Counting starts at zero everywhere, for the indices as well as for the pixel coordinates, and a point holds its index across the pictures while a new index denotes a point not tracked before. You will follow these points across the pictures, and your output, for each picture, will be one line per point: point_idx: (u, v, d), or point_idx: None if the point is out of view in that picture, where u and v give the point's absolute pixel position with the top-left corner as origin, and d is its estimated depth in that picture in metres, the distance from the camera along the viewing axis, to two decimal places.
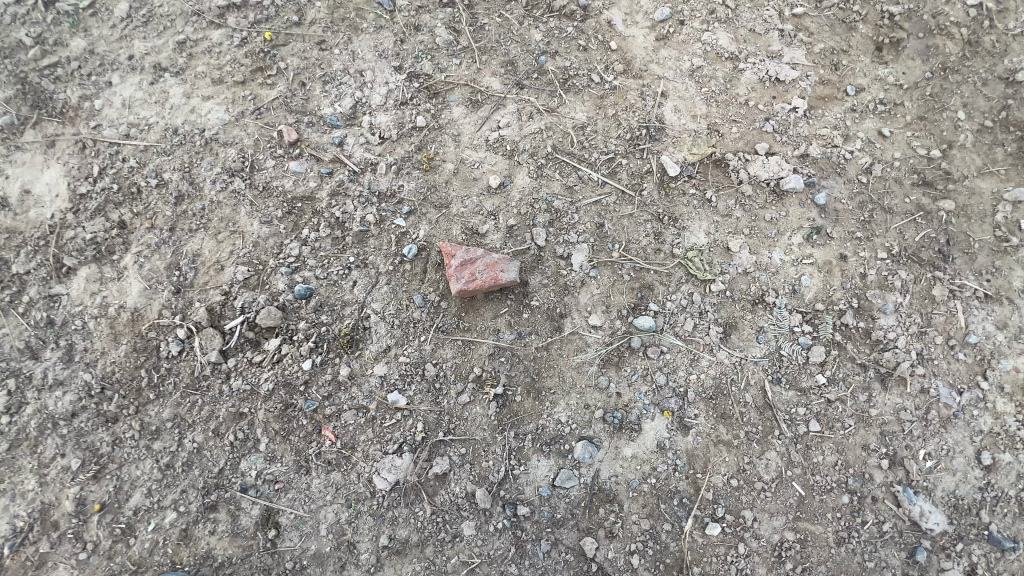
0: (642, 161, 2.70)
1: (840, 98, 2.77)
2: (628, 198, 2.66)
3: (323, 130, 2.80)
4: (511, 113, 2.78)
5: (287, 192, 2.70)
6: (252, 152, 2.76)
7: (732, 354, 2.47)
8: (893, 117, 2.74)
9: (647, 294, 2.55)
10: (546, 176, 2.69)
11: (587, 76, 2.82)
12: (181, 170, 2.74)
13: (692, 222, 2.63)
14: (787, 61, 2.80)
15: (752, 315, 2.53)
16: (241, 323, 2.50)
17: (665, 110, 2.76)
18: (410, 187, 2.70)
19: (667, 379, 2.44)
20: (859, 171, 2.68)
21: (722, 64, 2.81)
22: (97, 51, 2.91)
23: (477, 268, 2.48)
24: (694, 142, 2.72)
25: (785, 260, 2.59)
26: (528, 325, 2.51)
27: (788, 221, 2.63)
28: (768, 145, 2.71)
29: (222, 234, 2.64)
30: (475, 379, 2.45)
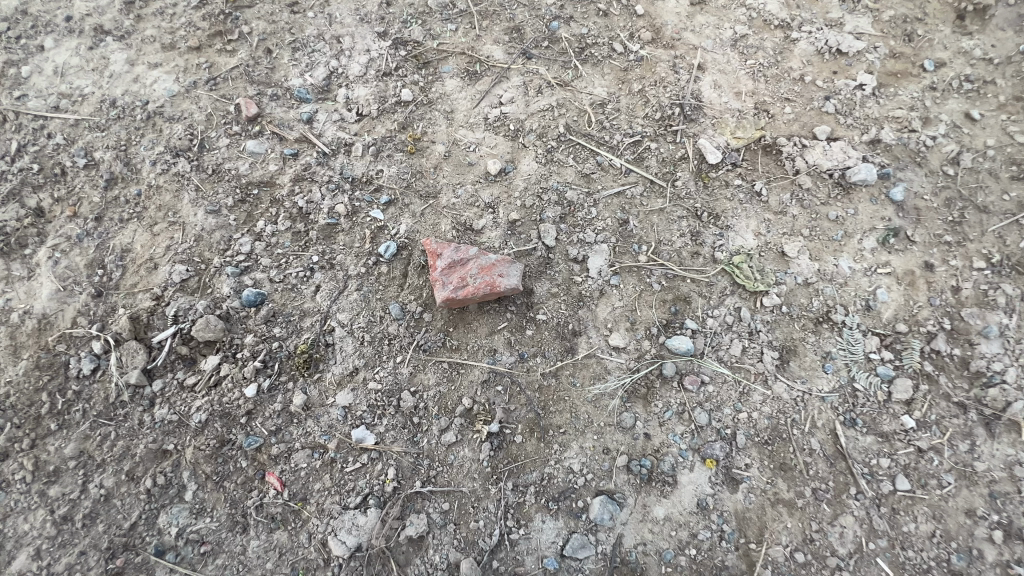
0: (675, 145, 2.21)
1: (916, 74, 2.28)
2: (658, 189, 2.16)
3: (290, 104, 2.33)
4: (516, 86, 2.31)
5: (241, 177, 2.22)
6: (203, 129, 2.29)
7: (792, 387, 1.94)
8: (984, 97, 2.23)
9: (683, 308, 2.03)
10: (557, 161, 2.19)
11: (608, 45, 2.35)
12: (116, 148, 2.26)
13: (737, 220, 2.13)
14: (850, 30, 2.32)
15: (815, 338, 2.01)
16: (173, 336, 1.99)
17: (702, 85, 2.28)
18: (391, 173, 2.22)
19: (710, 418, 1.90)
20: (944, 161, 2.17)
21: (771, 32, 2.34)
22: (30, 13, 2.48)
23: (469, 271, 1.98)
24: (738, 123, 2.23)
25: (855, 269, 2.07)
26: (532, 344, 1.99)
27: (857, 220, 2.12)
28: (831, 128, 2.21)
29: (159, 225, 2.15)
30: (465, 412, 1.92)
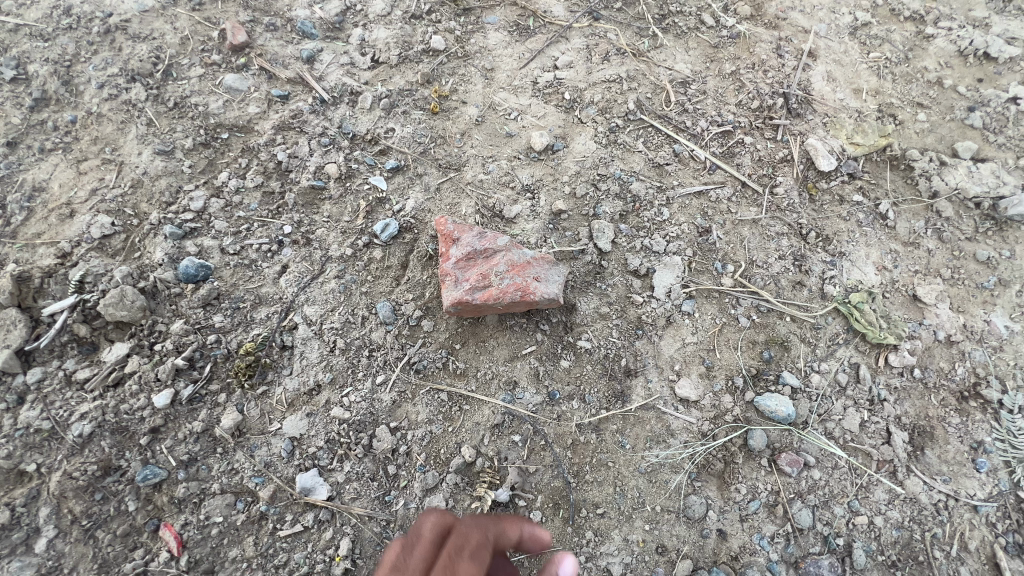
0: (775, 143, 1.70)
1: None
2: (750, 195, 1.64)
3: (289, 38, 1.85)
4: (577, 49, 1.82)
5: (209, 116, 1.71)
6: (174, 53, 1.80)
7: (931, 487, 1.36)
8: None
9: (779, 355, 1.47)
10: (622, 144, 1.68)
11: (695, 16, 1.88)
12: (58, 63, 1.76)
13: (854, 246, 1.59)
14: (999, 33, 1.86)
15: (960, 419, 1.43)
16: (71, 309, 1.42)
17: (813, 75, 1.79)
18: (404, 134, 1.70)
19: (814, 519, 1.32)
20: None
21: (900, 25, 1.88)
22: None
23: (495, 267, 1.42)
24: (858, 126, 1.73)
25: (1012, 330, 1.52)
26: (567, 381, 1.43)
27: (1014, 266, 1.58)
28: (976, 146, 1.71)
29: (90, 163, 1.63)
30: (463, 468, 1.34)
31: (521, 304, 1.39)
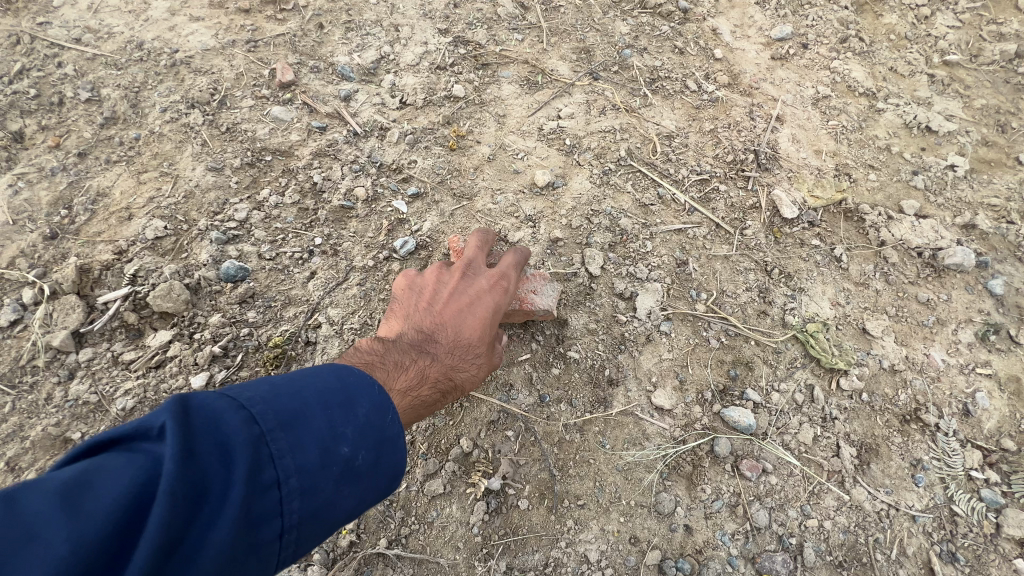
0: (746, 192, 1.96)
1: (1011, 166, 2.07)
2: (724, 234, 1.88)
3: (330, 79, 2.13)
4: (578, 103, 2.11)
5: (256, 140, 1.96)
6: (229, 86, 2.07)
7: (874, 497, 1.53)
8: None
9: (743, 374, 1.67)
10: (614, 185, 1.94)
11: (681, 81, 2.18)
12: (128, 89, 2.03)
13: (812, 284, 1.82)
14: (940, 111, 2.17)
15: (902, 439, 1.62)
16: (123, 299, 1.61)
17: (780, 136, 2.08)
18: (425, 166, 1.95)
19: (771, 519, 1.48)
20: None
21: (855, 99, 2.19)
22: None
23: None
24: (817, 182, 2.00)
25: (948, 363, 1.74)
26: (557, 386, 1.61)
27: (950, 308, 1.82)
28: (919, 205, 1.98)
29: (149, 174, 1.86)
30: (461, 457, 1.51)
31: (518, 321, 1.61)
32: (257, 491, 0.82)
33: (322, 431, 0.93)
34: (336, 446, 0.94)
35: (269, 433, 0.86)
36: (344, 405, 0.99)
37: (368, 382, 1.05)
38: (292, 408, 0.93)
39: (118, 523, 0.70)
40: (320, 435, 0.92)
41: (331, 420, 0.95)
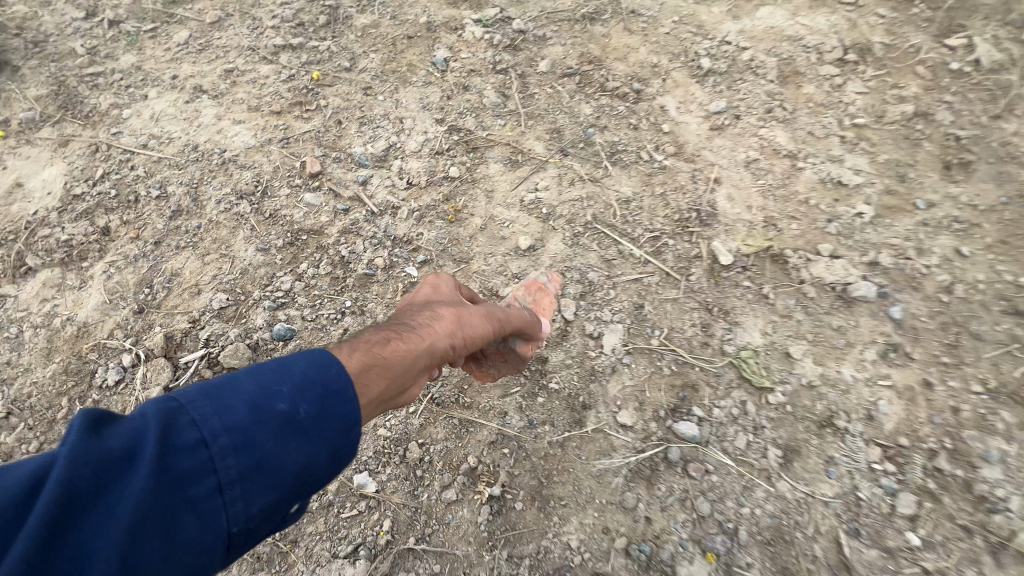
0: (690, 244, 2.42)
1: (909, 210, 2.53)
2: (673, 281, 2.34)
3: (349, 167, 2.62)
4: (552, 177, 2.59)
5: (294, 223, 2.44)
6: (269, 179, 2.56)
7: (795, 487, 1.95)
8: (970, 237, 2.47)
9: (691, 395, 2.10)
10: (583, 245, 2.40)
11: (636, 153, 2.66)
12: (188, 186, 2.53)
13: (745, 318, 2.27)
14: (850, 166, 2.64)
15: (818, 440, 2.04)
16: (200, 358, 2.07)
17: (718, 196, 2.54)
18: (430, 237, 2.42)
19: (713, 509, 1.90)
20: (938, 288, 2.34)
21: (780, 160, 2.66)
22: (143, 68, 2.92)
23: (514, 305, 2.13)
24: (748, 233, 2.46)
25: (856, 377, 2.16)
26: (542, 411, 2.05)
27: (858, 332, 2.25)
28: (832, 247, 2.43)
29: (211, 255, 2.34)
30: (468, 471, 1.94)
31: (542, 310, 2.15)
32: (177, 451, 1.04)
33: (253, 393, 1.15)
34: (266, 404, 1.15)
35: (201, 400, 1.10)
36: (277, 367, 1.20)
37: (302, 352, 1.25)
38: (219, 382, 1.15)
39: (31, 483, 0.95)
40: (248, 396, 1.14)
41: (258, 386, 1.17)
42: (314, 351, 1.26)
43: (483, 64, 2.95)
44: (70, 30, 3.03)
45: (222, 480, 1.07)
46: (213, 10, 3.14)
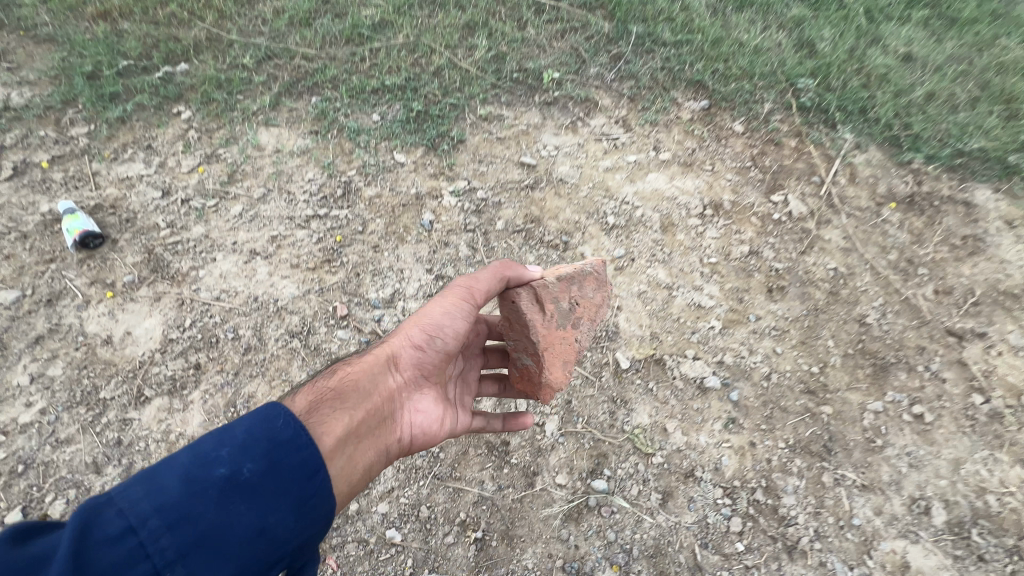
0: (601, 354, 3.65)
1: (745, 322, 3.84)
2: (590, 381, 3.55)
3: (367, 308, 3.76)
4: None
5: (332, 353, 3.54)
6: (311, 320, 3.66)
7: (668, 518, 3.12)
8: (783, 339, 3.79)
9: (603, 461, 3.28)
10: None
11: None
12: (254, 329, 3.61)
13: (638, 404, 3.47)
14: (707, 293, 3.95)
15: (684, 486, 3.22)
16: None
17: (619, 319, 3.81)
18: None
19: (617, 536, 3.09)
20: (761, 377, 3.62)
21: (661, 290, 3.95)
22: (209, 236, 4.03)
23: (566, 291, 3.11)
24: (640, 344, 3.70)
25: (708, 441, 3.36)
26: (506, 478, 3.24)
27: (710, 410, 3.47)
28: (694, 351, 3.68)
29: (276, 380, 3.42)
30: (461, 522, 3.15)
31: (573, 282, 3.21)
32: (108, 537, 1.71)
33: (183, 480, 1.88)
34: (190, 492, 1.86)
35: (131, 497, 1.80)
36: (209, 459, 1.94)
37: (218, 447, 1.99)
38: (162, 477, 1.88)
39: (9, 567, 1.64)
40: (183, 481, 1.87)
41: (180, 480, 1.87)
42: (227, 446, 2.00)
43: (457, 225, 4.20)
44: (152, 207, 4.14)
45: (153, 555, 1.74)
46: (258, 187, 4.31)
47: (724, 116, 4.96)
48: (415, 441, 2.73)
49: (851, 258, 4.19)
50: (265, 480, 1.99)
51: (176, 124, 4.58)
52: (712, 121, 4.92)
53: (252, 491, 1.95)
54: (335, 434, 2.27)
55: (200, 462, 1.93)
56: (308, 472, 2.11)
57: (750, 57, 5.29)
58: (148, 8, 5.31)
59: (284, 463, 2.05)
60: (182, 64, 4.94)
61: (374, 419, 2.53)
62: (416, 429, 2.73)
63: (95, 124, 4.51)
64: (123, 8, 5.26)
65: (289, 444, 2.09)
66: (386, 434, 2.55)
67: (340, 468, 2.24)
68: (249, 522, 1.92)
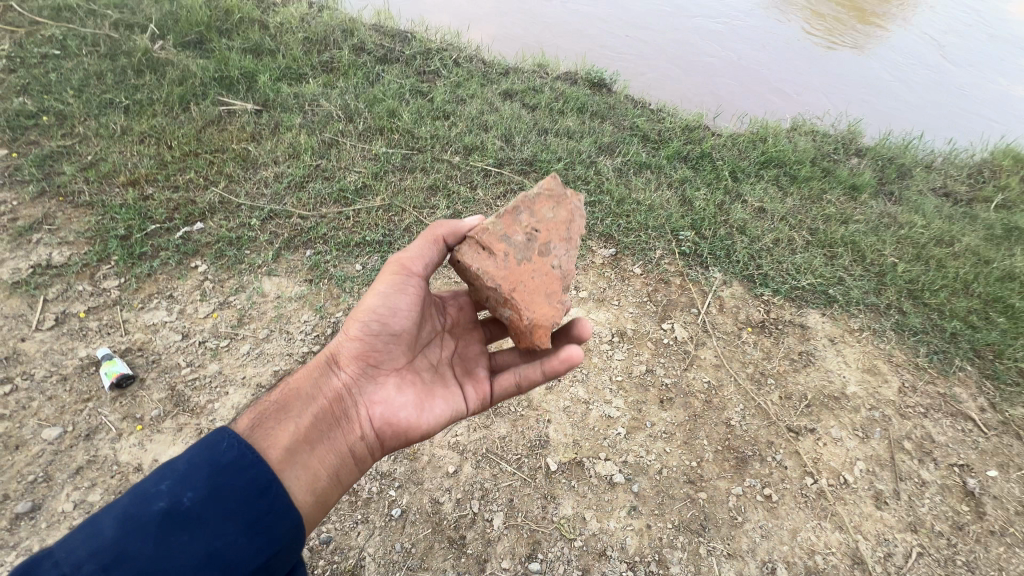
0: (536, 459, 4.81)
1: (643, 427, 5.11)
2: (527, 481, 4.67)
3: None
4: (464, 426, 4.96)
5: None
6: None
7: None
8: (671, 439, 5.06)
9: (537, 546, 4.34)
10: (481, 466, 4.74)
11: (508, 406, 5.12)
12: None
13: (563, 498, 4.60)
14: (614, 405, 5.23)
15: (598, 563, 4.30)
16: None
17: (549, 429, 5.00)
18: (400, 470, 4.69)
19: None
20: (655, 471, 4.84)
21: (581, 404, 5.19)
22: (222, 371, 5.01)
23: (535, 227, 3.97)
24: (565, 449, 4.88)
25: (616, 525, 4.49)
26: (463, 566, 4.25)
27: (617, 499, 4.62)
28: (606, 453, 4.89)
29: None
30: None
31: (529, 223, 3.98)
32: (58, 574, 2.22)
33: (125, 523, 2.43)
34: (131, 533, 2.41)
35: (79, 542, 2.32)
36: (151, 499, 2.52)
37: (157, 491, 2.55)
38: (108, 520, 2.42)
39: None
40: (125, 524, 2.42)
41: (121, 524, 2.42)
42: (166, 488, 2.57)
43: None
44: (173, 349, 5.12)
45: None
46: (262, 328, 5.38)
47: (626, 260, 6.55)
48: (380, 425, 3.55)
49: (721, 372, 5.62)
50: (200, 509, 2.56)
51: (194, 276, 5.68)
52: (618, 265, 6.50)
53: (189, 520, 2.52)
54: (279, 445, 3.07)
55: (138, 504, 2.49)
56: (257, 489, 2.75)
57: (646, 213, 7.02)
58: (170, 176, 6.57)
59: (220, 488, 2.66)
60: (198, 223, 6.13)
61: (322, 414, 3.37)
62: (381, 415, 3.56)
63: (125, 278, 5.56)
64: (149, 176, 6.50)
65: (224, 472, 2.71)
66: (341, 433, 3.40)
67: (291, 473, 3.02)
68: (191, 547, 2.47)
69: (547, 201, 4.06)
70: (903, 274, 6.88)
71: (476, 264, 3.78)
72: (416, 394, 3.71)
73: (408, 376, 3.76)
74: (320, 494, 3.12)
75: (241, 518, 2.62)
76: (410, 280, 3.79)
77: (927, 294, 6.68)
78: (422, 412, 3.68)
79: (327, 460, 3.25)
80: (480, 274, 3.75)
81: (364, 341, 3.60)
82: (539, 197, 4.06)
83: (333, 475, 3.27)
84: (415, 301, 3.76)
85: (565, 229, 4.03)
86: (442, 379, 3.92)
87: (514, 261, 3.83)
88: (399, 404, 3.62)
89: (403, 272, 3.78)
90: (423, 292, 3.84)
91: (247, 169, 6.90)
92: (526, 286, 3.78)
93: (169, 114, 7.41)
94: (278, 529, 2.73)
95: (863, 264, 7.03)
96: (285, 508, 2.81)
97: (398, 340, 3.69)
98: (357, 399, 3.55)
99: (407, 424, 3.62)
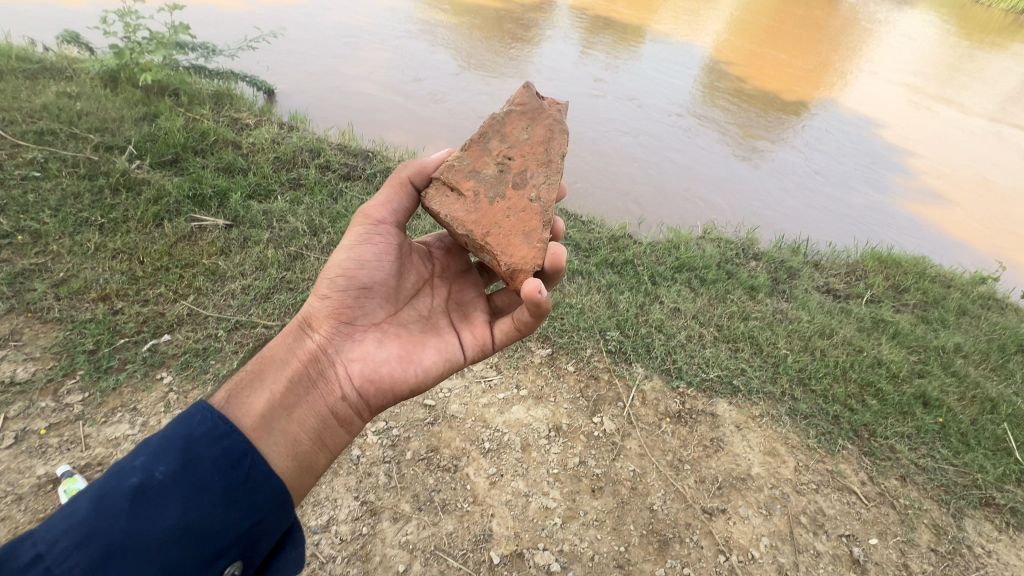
0: (480, 553, 5.32)
1: (577, 516, 5.73)
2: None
3: (309, 533, 5.24)
4: (413, 524, 5.43)
5: None
6: None
7: None
8: (601, 527, 5.68)
9: None
10: (430, 563, 5.20)
11: (456, 502, 5.64)
12: None
13: None
14: (551, 496, 5.83)
15: None
16: None
17: (493, 523, 5.54)
18: (353, 571, 5.07)
19: None
20: (587, 558, 5.43)
21: (521, 497, 5.77)
22: None
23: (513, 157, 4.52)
24: (507, 542, 5.43)
25: None
26: None
27: None
28: (544, 543, 5.46)
29: None
30: None
31: (501, 149, 4.55)
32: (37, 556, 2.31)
33: (100, 500, 2.53)
34: (104, 512, 2.50)
35: (54, 522, 2.41)
36: (125, 474, 2.64)
37: (128, 468, 2.66)
38: (83, 500, 2.52)
39: None
40: (99, 501, 2.53)
41: (95, 504, 2.52)
42: (137, 464, 2.68)
43: (378, 456, 5.86)
44: None
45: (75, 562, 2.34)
46: None
47: (561, 359, 7.29)
48: (360, 379, 3.88)
49: (644, 461, 6.36)
50: (171, 481, 2.68)
51: (159, 387, 6.06)
52: (555, 363, 7.22)
53: (161, 493, 2.63)
54: (253, 410, 3.32)
55: (112, 481, 2.60)
56: (230, 458, 2.89)
57: (577, 315, 7.86)
58: (140, 290, 7.07)
59: (192, 461, 2.78)
60: (166, 336, 6.59)
61: (298, 377, 3.70)
62: (360, 370, 3.90)
63: (90, 392, 5.89)
64: (119, 290, 6.97)
65: (196, 444, 2.84)
66: (319, 394, 3.72)
67: (270, 440, 3.25)
68: (168, 518, 2.59)
69: (523, 125, 4.66)
70: (794, 364, 7.91)
71: (447, 206, 4.32)
72: (394, 347, 4.06)
73: (384, 333, 4.09)
74: (301, 456, 3.38)
75: (217, 484, 2.77)
76: (374, 239, 4.19)
77: (812, 381, 7.71)
78: (401, 363, 4.03)
79: (306, 423, 3.55)
80: (453, 215, 4.27)
81: (333, 299, 3.97)
82: (513, 122, 4.64)
83: (312, 434, 3.56)
84: (381, 252, 4.17)
85: (538, 150, 4.57)
86: (423, 327, 4.28)
87: (486, 198, 4.37)
88: (378, 358, 3.97)
89: (368, 221, 4.23)
90: (390, 240, 4.26)
91: (215, 281, 7.45)
92: (499, 225, 4.29)
93: (142, 230, 8.00)
94: (257, 494, 2.87)
95: (760, 356, 7.99)
96: (260, 476, 2.94)
97: (368, 294, 4.07)
98: (334, 358, 3.88)
99: (386, 373, 3.96)
